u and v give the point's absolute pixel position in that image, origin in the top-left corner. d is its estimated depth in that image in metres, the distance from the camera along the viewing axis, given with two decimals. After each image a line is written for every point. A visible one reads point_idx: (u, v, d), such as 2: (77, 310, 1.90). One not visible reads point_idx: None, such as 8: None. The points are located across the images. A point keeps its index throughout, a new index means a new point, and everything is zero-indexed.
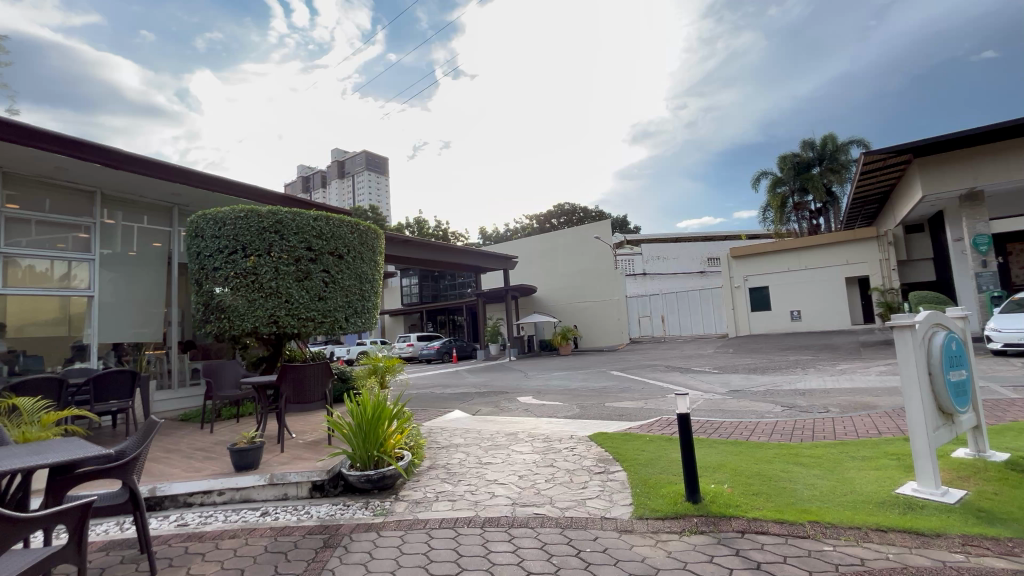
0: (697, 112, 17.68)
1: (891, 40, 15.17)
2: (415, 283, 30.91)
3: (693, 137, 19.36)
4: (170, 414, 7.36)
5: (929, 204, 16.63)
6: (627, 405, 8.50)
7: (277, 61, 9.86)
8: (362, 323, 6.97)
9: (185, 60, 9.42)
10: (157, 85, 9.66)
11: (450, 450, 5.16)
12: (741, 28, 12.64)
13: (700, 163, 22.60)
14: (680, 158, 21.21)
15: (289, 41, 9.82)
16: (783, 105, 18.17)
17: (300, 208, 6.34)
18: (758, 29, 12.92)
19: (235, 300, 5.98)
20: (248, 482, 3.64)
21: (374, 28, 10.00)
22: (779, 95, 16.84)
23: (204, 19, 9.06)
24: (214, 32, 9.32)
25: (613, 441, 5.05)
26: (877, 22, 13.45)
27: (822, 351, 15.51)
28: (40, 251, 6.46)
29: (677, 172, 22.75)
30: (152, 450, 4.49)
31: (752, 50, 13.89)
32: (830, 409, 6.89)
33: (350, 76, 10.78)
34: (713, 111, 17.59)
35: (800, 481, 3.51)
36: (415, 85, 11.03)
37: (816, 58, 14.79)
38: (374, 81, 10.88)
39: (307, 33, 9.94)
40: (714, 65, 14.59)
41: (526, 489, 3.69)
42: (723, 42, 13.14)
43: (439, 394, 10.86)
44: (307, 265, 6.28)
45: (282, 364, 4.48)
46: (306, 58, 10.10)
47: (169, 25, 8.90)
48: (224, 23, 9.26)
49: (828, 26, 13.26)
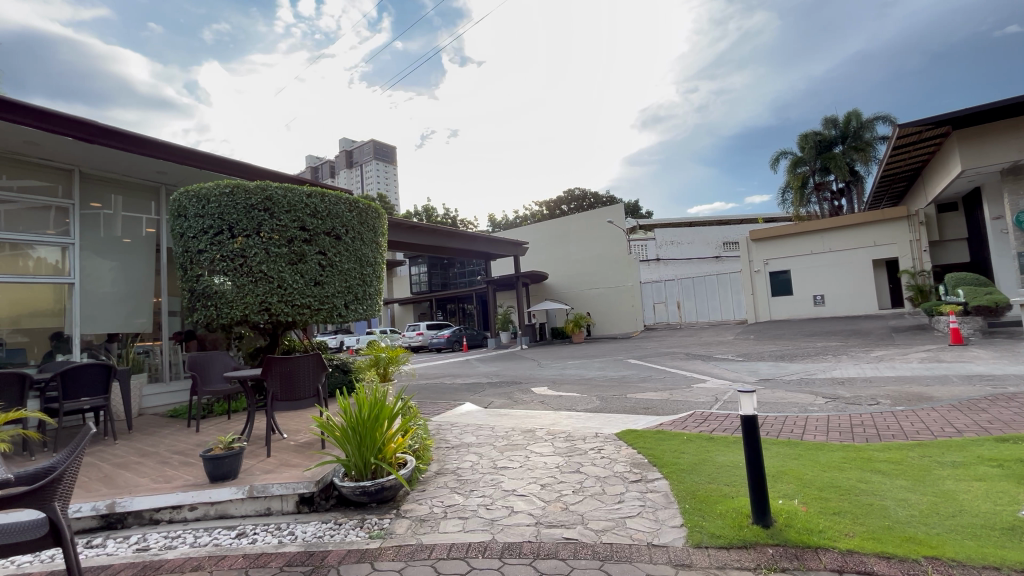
0: (708, 96, 16.73)
1: (914, 14, 14.06)
2: (424, 272, 30.49)
3: (704, 121, 18.47)
4: (159, 410, 6.84)
5: (966, 181, 15.59)
6: (651, 396, 7.89)
7: (283, 51, 9.63)
8: (363, 310, 6.41)
9: (193, 53, 9.19)
10: (166, 77, 9.62)
11: (462, 451, 4.59)
12: (755, 8, 11.70)
13: (712, 147, 21.64)
14: (691, 142, 20.36)
15: (295, 30, 9.40)
16: (799, 83, 17.16)
17: (294, 184, 5.77)
18: (769, 9, 11.92)
19: (221, 286, 5.40)
20: (224, 495, 3.09)
21: (380, 16, 9.24)
22: (794, 73, 15.81)
23: (211, 10, 8.76)
24: (221, 24, 9.04)
25: (646, 441, 4.43)
26: None
27: (851, 337, 14.72)
28: (52, 239, 6.14)
29: (690, 156, 21.87)
30: (125, 456, 3.97)
31: (765, 30, 13.04)
32: (880, 401, 6.22)
33: (358, 65, 9.94)
34: (724, 94, 16.63)
35: (888, 495, 2.88)
36: (406, 73, 10.31)
37: (836, 34, 13.82)
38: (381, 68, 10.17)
39: (314, 23, 9.35)
40: (725, 47, 13.66)
41: (552, 505, 3.11)
42: (734, 24, 12.13)
43: (450, 385, 10.31)
44: (301, 246, 5.71)
45: (266, 357, 3.88)
46: (314, 48, 9.53)
47: (176, 17, 8.57)
48: (230, 13, 8.98)
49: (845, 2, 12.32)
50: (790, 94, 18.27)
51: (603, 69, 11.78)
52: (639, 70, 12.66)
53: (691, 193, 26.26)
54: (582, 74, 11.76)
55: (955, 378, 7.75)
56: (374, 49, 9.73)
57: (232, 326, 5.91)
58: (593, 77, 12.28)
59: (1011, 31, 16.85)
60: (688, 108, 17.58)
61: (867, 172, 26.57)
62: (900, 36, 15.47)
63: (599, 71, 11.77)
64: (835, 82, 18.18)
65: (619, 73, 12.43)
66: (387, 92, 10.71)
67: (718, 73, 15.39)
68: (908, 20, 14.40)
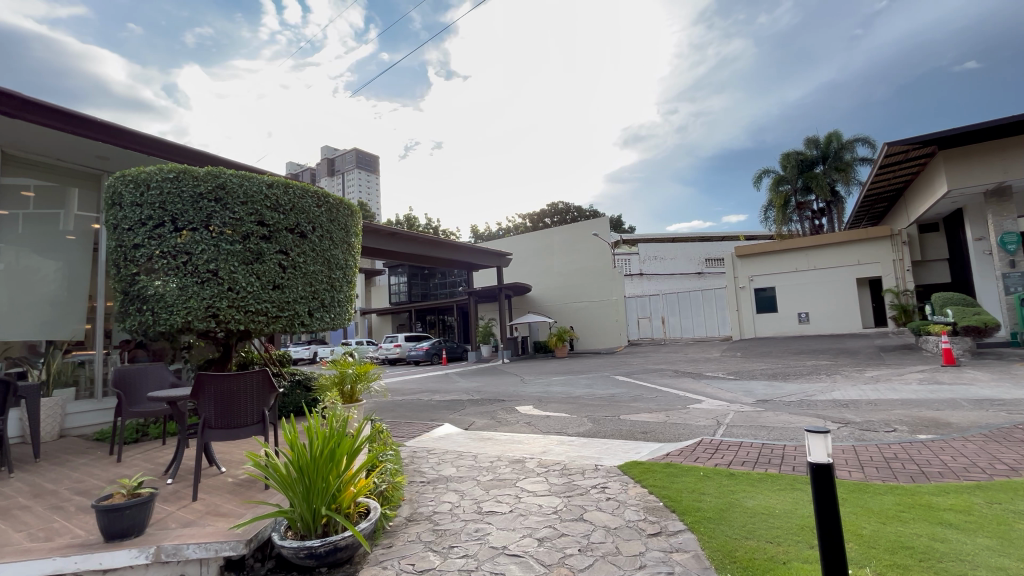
0: (687, 117, 16.73)
1: (884, 46, 14.21)
2: (404, 282, 29.65)
3: (682, 141, 18.43)
4: (85, 431, 5.80)
5: (949, 201, 15.62)
6: (646, 418, 7.28)
7: (267, 58, 8.76)
8: (330, 319, 5.66)
9: (174, 55, 8.57)
10: (144, 79, 8.73)
11: (441, 487, 3.88)
12: (732, 35, 11.71)
13: (692, 168, 21.57)
14: (670, 162, 20.27)
15: (280, 38, 8.75)
16: (777, 109, 17.23)
17: (253, 172, 5.06)
18: (748, 36, 11.91)
19: (160, 287, 4.57)
20: (120, 560, 2.32)
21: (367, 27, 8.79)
22: (772, 100, 15.75)
23: (194, 12, 8.11)
24: (204, 27, 8.35)
25: (657, 478, 3.79)
26: (864, 31, 12.80)
27: (840, 356, 14.46)
28: None
29: (670, 176, 21.75)
30: (12, 497, 3.14)
31: (742, 57, 12.98)
32: (898, 429, 5.74)
33: (343, 74, 9.34)
34: (704, 116, 16.60)
35: (977, 562, 2.30)
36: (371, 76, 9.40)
37: (811, 64, 13.90)
38: (369, 82, 9.52)
39: (300, 31, 8.74)
40: (703, 71, 13.69)
41: (555, 571, 2.43)
42: (712, 49, 12.30)
43: (426, 402, 9.51)
44: (257, 243, 4.96)
45: (198, 374, 3.09)
46: (299, 56, 8.79)
47: (158, 18, 7.95)
48: (215, 17, 8.33)
49: (822, 32, 12.34)
50: (767, 120, 18.35)
51: (590, 82, 11.49)
52: (623, 85, 12.41)
53: (672, 212, 26.20)
54: (569, 84, 11.36)
55: (964, 402, 7.32)
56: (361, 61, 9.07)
57: (175, 333, 5.11)
58: (582, 92, 12.04)
59: (969, 66, 16.76)
60: (668, 128, 17.55)
61: (849, 194, 26.79)
62: (871, 69, 15.67)
63: (585, 82, 11.44)
64: (809, 108, 18.29)
65: (604, 86, 12.11)
66: (373, 103, 10.03)
67: (698, 96, 15.33)
68: (877, 53, 14.61)
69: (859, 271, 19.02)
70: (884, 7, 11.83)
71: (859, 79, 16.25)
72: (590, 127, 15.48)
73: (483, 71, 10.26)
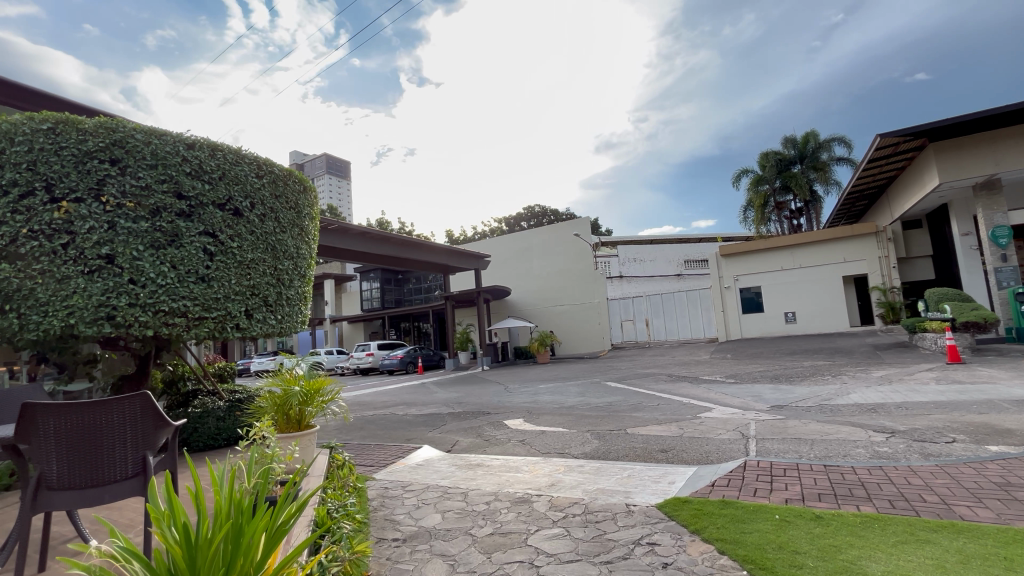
0: (657, 125, 16.16)
1: (841, 59, 13.67)
2: (377, 287, 28.26)
3: (653, 150, 17.69)
4: None
5: (936, 196, 15.31)
6: (656, 431, 6.28)
7: (234, 63, 7.58)
8: (276, 322, 4.50)
9: (135, 61, 6.74)
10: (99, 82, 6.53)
11: (424, 551, 2.76)
12: (698, 45, 11.44)
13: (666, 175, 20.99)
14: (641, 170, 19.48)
15: (248, 42, 7.35)
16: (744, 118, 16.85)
17: (166, 128, 3.95)
18: (714, 47, 11.55)
19: (27, 280, 3.25)
20: None
21: (337, 32, 7.57)
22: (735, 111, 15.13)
23: (157, 15, 6.38)
24: (167, 30, 6.77)
25: (721, 526, 2.79)
26: (822, 43, 12.25)
27: (836, 355, 13.86)
28: None
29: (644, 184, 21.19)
30: None
31: (709, 68, 12.47)
32: (961, 440, 4.89)
33: (313, 79, 8.20)
34: (673, 124, 15.97)
35: None
36: (335, 70, 8.14)
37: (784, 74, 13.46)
38: (337, 86, 8.55)
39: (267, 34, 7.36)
40: (673, 78, 13.21)
41: None
42: (680, 59, 12.13)
43: (402, 418, 8.30)
44: (172, 221, 3.81)
45: (24, 404, 1.91)
46: (266, 61, 7.65)
47: (118, 21, 6.22)
48: (178, 21, 6.70)
49: (781, 46, 11.73)
50: (733, 129, 17.89)
51: (572, 91, 10.96)
52: (605, 91, 11.81)
53: (650, 216, 25.64)
54: (553, 94, 10.86)
55: (1005, 404, 6.58)
56: (331, 67, 8.01)
57: (62, 342, 3.80)
58: (561, 101, 11.51)
59: (920, 78, 16.17)
60: (638, 135, 16.97)
61: (826, 194, 26.60)
62: (827, 84, 15.36)
63: (568, 88, 10.72)
64: (772, 116, 17.82)
65: (589, 92, 11.49)
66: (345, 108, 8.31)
67: (666, 104, 14.79)
68: (832, 68, 14.24)
69: (845, 269, 18.59)
70: (843, 20, 11.28)
71: (818, 93, 15.93)
72: (573, 131, 14.54)
73: (460, 80, 9.38)
